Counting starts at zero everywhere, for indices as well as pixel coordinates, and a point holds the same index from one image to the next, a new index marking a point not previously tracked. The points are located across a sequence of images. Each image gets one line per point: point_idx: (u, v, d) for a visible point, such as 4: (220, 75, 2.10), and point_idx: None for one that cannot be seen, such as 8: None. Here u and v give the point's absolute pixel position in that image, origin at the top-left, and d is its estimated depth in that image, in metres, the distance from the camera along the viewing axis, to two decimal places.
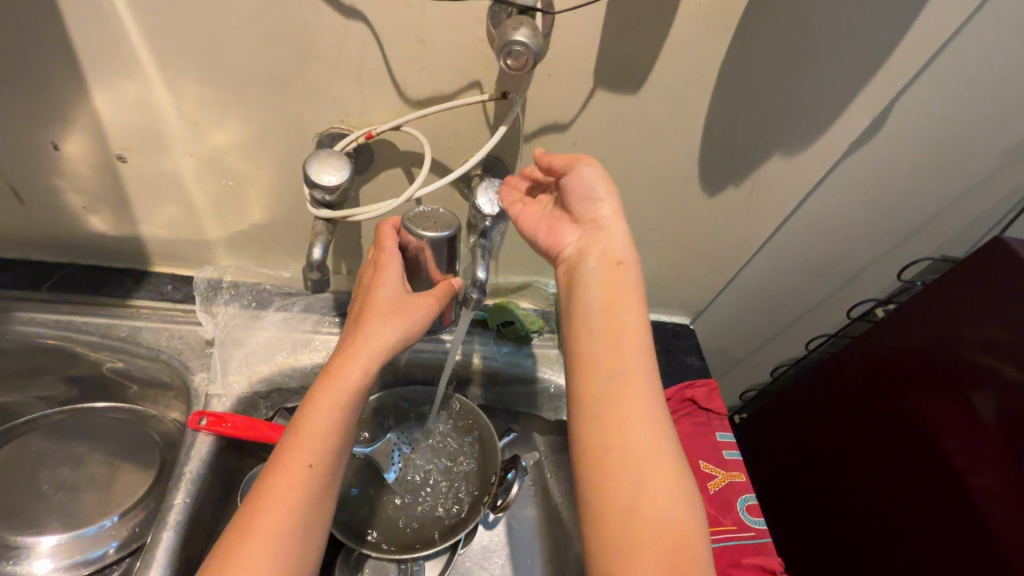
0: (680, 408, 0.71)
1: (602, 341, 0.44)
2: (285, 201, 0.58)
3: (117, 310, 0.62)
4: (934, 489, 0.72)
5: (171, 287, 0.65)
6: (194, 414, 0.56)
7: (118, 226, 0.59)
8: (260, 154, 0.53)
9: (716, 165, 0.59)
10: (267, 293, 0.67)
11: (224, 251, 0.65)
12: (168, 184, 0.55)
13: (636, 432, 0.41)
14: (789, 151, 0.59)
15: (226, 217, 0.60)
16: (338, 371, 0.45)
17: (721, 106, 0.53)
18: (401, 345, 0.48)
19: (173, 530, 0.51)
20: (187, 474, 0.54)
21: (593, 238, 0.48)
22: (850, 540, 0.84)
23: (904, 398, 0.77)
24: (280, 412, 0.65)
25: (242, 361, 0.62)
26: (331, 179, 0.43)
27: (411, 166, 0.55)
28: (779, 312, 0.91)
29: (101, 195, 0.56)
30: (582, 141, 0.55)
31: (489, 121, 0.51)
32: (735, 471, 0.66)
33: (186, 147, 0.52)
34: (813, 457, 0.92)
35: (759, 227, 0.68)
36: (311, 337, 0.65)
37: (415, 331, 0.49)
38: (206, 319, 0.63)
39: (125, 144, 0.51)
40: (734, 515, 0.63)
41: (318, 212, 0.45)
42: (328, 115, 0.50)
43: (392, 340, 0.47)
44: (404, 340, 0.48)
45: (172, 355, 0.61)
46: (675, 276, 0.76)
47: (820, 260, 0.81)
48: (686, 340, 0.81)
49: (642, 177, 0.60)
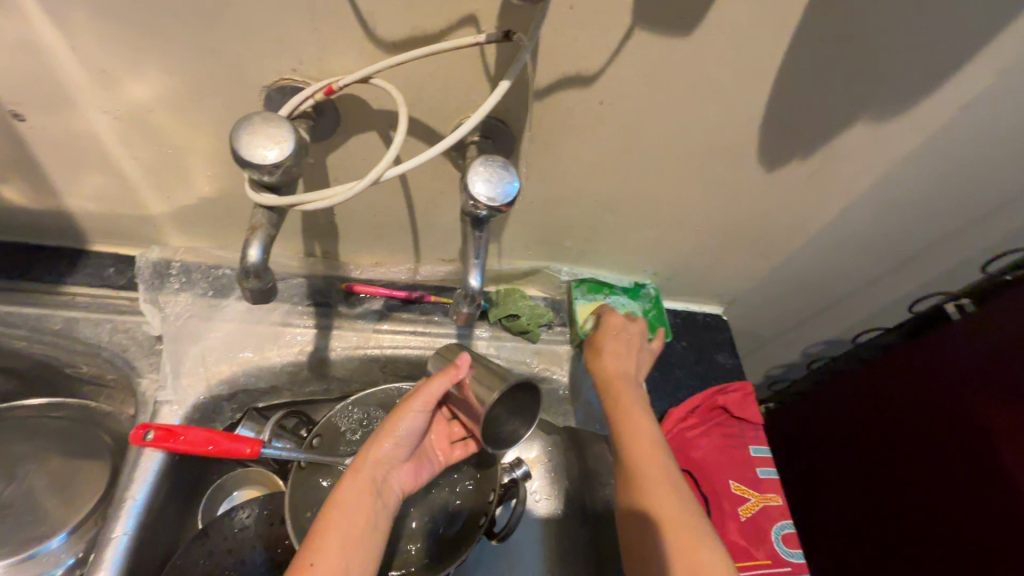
0: (709, 418, 0.61)
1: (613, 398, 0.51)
2: (236, 171, 0.47)
3: (48, 298, 0.52)
4: (981, 500, 0.63)
5: (114, 271, 0.55)
6: (137, 428, 0.47)
7: (37, 197, 0.49)
8: (195, 113, 0.41)
9: (780, 134, 0.46)
10: (228, 279, 0.56)
11: (173, 229, 0.54)
12: (87, 149, 0.44)
13: (647, 463, 0.46)
14: (878, 116, 0.45)
15: (168, 189, 0.49)
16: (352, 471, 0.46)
17: (800, 55, 0.40)
18: (392, 427, 0.45)
19: (110, 568, 0.44)
20: (130, 498, 0.47)
21: (623, 330, 0.56)
22: (878, 544, 0.76)
23: (962, 399, 0.67)
24: (249, 413, 0.57)
25: (198, 360, 0.53)
26: (268, 154, 0.31)
27: (389, 130, 0.43)
28: (823, 298, 0.80)
29: (7, 162, 0.45)
30: (610, 100, 0.42)
31: (489, 73, 0.39)
32: (770, 494, 0.57)
33: (99, 102, 0.40)
34: (844, 452, 0.84)
35: (821, 207, 0.56)
36: (281, 332, 0.56)
37: (404, 410, 0.45)
38: (152, 312, 0.53)
39: (17, 97, 0.39)
40: (769, 548, 0.54)
41: (259, 197, 0.33)
42: (275, 62, 0.38)
43: (383, 426, 0.46)
44: (394, 425, 0.45)
45: (116, 352, 0.52)
46: (711, 262, 0.64)
47: (883, 244, 0.68)
48: (717, 333, 0.70)
49: (683, 148, 0.47)
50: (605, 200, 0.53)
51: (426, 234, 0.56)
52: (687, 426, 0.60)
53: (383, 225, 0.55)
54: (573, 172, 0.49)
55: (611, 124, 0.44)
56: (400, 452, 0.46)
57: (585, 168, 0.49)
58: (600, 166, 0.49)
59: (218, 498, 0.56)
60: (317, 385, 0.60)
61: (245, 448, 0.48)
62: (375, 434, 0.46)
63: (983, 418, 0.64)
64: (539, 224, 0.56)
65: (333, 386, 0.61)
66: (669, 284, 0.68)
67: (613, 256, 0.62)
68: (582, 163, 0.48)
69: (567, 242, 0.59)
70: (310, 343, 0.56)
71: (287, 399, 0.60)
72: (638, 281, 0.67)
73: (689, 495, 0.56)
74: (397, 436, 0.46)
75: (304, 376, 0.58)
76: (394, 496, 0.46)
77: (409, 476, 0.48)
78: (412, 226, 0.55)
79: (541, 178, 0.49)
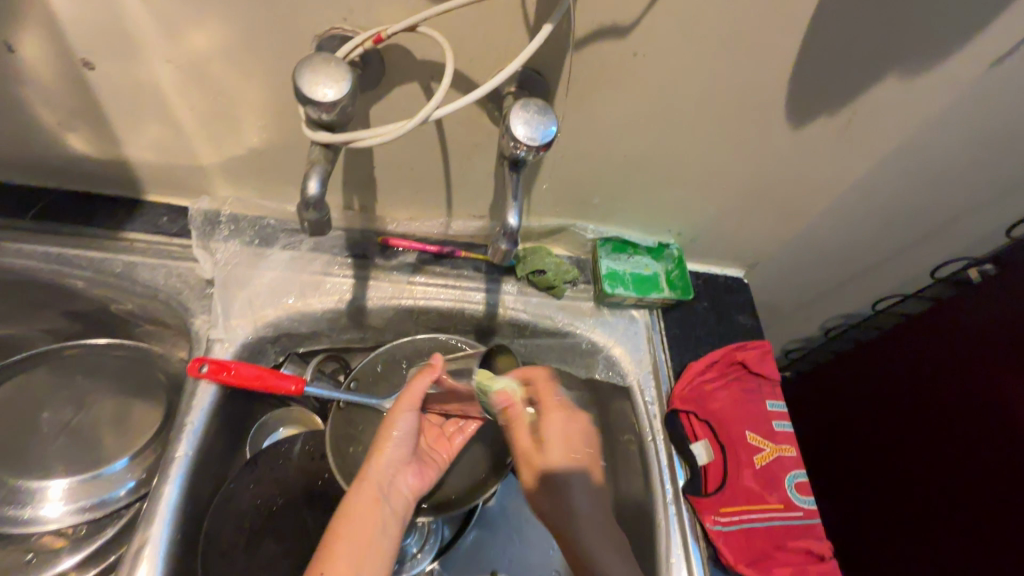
0: (727, 371, 0.63)
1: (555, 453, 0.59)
2: (284, 122, 0.49)
3: (109, 243, 0.56)
4: (1007, 482, 0.64)
5: (168, 220, 0.59)
6: (193, 360, 0.51)
7: (100, 146, 0.52)
8: (248, 64, 0.44)
9: (809, 91, 0.47)
10: (271, 229, 0.60)
11: (222, 180, 0.57)
12: (149, 99, 0.47)
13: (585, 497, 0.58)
14: (909, 71, 0.46)
15: (221, 140, 0.51)
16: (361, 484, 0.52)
17: (834, 5, 0.40)
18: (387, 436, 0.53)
19: (176, 483, 0.48)
20: (188, 425, 0.50)
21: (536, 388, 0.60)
22: (896, 516, 0.78)
23: (988, 377, 0.67)
24: (291, 357, 0.62)
25: (246, 304, 0.57)
26: (327, 93, 0.34)
27: (430, 80, 0.45)
28: (846, 266, 0.80)
29: (75, 110, 0.48)
30: (644, 52, 0.43)
31: (528, 21, 0.40)
32: (785, 445, 0.59)
33: (163, 52, 0.43)
34: (865, 425, 0.85)
35: (847, 169, 0.57)
36: (321, 280, 0.59)
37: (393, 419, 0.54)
38: (204, 257, 0.57)
39: (88, 47, 0.42)
40: (782, 494, 0.56)
41: (315, 134, 0.36)
42: (327, 11, 0.40)
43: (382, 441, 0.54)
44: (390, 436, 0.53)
45: (171, 294, 0.56)
46: (735, 224, 0.65)
47: (910, 210, 0.69)
48: (738, 295, 0.72)
49: (713, 103, 0.48)
50: (633, 156, 0.54)
51: (459, 190, 0.58)
52: (706, 378, 0.62)
53: (418, 180, 0.57)
54: (604, 128, 0.51)
55: (643, 77, 0.45)
56: (403, 453, 0.54)
57: (616, 123, 0.50)
58: (631, 121, 0.50)
59: (264, 431, 0.60)
60: (354, 333, 0.63)
61: (291, 384, 0.52)
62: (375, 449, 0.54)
63: (1010, 394, 0.64)
64: (568, 181, 0.58)
65: (368, 335, 0.64)
66: (692, 245, 0.70)
67: (639, 215, 0.64)
68: (614, 118, 0.50)
69: (595, 199, 0.61)
70: (348, 293, 0.59)
71: (325, 346, 0.63)
72: (662, 241, 0.69)
73: (706, 441, 0.58)
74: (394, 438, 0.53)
75: (343, 324, 0.61)
76: (403, 494, 0.53)
77: (416, 478, 0.55)
78: (446, 181, 0.57)
79: (573, 132, 0.51)
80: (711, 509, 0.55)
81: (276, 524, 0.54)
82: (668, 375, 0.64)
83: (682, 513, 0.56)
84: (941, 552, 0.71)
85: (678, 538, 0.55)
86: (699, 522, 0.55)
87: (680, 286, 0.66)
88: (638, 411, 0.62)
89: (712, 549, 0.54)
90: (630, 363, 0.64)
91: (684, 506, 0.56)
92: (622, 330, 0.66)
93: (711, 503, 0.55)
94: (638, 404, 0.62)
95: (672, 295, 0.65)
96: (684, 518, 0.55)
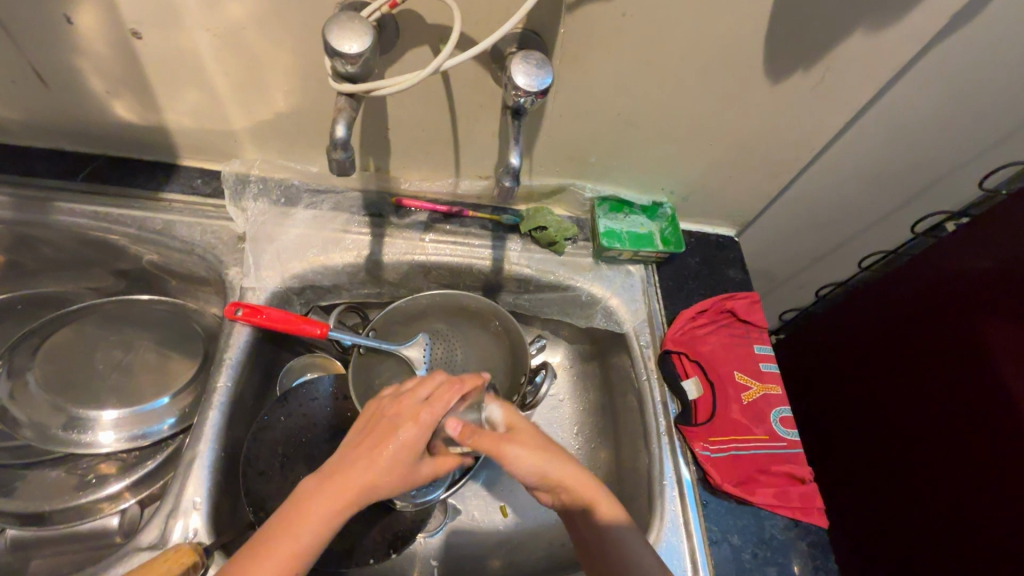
0: (718, 318, 0.68)
1: (560, 462, 0.49)
2: (308, 87, 0.54)
3: (152, 203, 0.62)
4: (982, 426, 0.67)
5: (201, 182, 0.65)
6: (229, 306, 0.57)
7: (143, 112, 0.58)
8: (276, 31, 0.48)
9: (785, 45, 0.52)
10: (296, 189, 0.66)
11: (251, 144, 0.63)
12: (187, 65, 0.52)
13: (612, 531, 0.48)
14: (874, 24, 0.50)
15: (250, 104, 0.57)
16: (333, 478, 0.43)
17: None
18: (385, 472, 0.44)
19: (219, 409, 0.54)
20: (228, 359, 0.56)
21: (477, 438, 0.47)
22: (884, 463, 0.81)
23: (965, 326, 0.71)
24: (314, 308, 0.68)
25: (273, 258, 0.63)
26: (351, 48, 0.40)
27: (440, 44, 0.50)
28: (833, 228, 0.84)
29: (122, 78, 0.53)
30: (631, 12, 0.48)
31: None
32: (771, 383, 0.63)
33: (202, 21, 0.48)
34: (855, 380, 0.89)
35: (825, 124, 0.61)
36: (342, 237, 0.65)
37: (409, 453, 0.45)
38: (237, 214, 0.64)
39: (138, 17, 0.47)
40: (767, 426, 0.61)
41: (341, 85, 0.43)
42: None
43: (382, 480, 0.43)
44: (393, 472, 0.44)
45: (206, 248, 0.62)
46: (724, 181, 0.70)
47: (890, 169, 0.73)
48: (728, 252, 0.77)
49: (697, 59, 0.52)
50: (626, 114, 0.59)
51: (465, 151, 0.63)
52: (697, 325, 0.67)
53: (428, 142, 0.62)
54: (597, 86, 0.55)
55: (632, 36, 0.50)
56: (389, 480, 0.44)
57: (609, 82, 0.55)
58: (622, 79, 0.55)
59: (292, 374, 0.66)
60: (371, 288, 0.69)
61: (316, 328, 0.57)
62: (370, 469, 0.43)
63: (984, 342, 0.68)
64: (565, 141, 0.63)
65: (384, 290, 0.70)
66: (685, 205, 0.74)
67: (632, 174, 0.69)
68: (606, 76, 0.54)
69: (591, 158, 0.66)
70: (365, 249, 0.65)
71: (345, 299, 0.70)
72: (656, 200, 0.74)
73: (696, 378, 0.63)
74: (391, 468, 0.44)
75: (362, 278, 0.67)
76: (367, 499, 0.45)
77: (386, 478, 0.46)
78: (454, 143, 0.62)
79: (570, 91, 0.56)
80: (701, 437, 0.60)
81: (306, 452, 0.59)
82: (662, 322, 0.68)
83: (674, 443, 0.61)
84: (932, 498, 0.73)
85: (670, 464, 0.60)
86: (690, 448, 0.60)
87: (673, 241, 0.71)
88: (634, 354, 0.67)
89: (701, 472, 0.59)
90: (626, 312, 0.69)
91: (676, 437, 0.61)
92: (619, 282, 0.71)
93: (699, 431, 0.60)
94: (634, 348, 0.67)
95: (665, 249, 0.70)
96: (676, 447, 0.61)
